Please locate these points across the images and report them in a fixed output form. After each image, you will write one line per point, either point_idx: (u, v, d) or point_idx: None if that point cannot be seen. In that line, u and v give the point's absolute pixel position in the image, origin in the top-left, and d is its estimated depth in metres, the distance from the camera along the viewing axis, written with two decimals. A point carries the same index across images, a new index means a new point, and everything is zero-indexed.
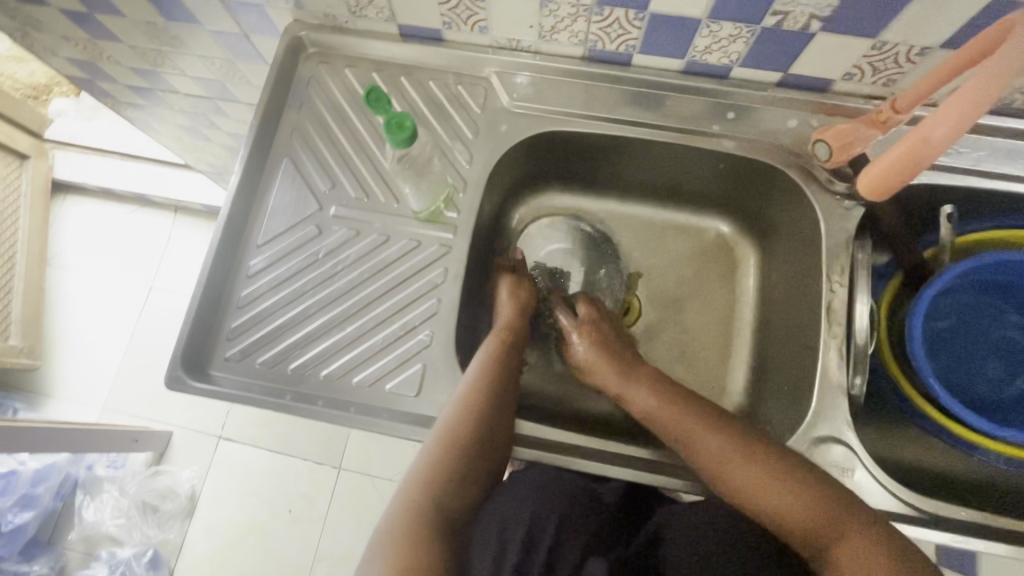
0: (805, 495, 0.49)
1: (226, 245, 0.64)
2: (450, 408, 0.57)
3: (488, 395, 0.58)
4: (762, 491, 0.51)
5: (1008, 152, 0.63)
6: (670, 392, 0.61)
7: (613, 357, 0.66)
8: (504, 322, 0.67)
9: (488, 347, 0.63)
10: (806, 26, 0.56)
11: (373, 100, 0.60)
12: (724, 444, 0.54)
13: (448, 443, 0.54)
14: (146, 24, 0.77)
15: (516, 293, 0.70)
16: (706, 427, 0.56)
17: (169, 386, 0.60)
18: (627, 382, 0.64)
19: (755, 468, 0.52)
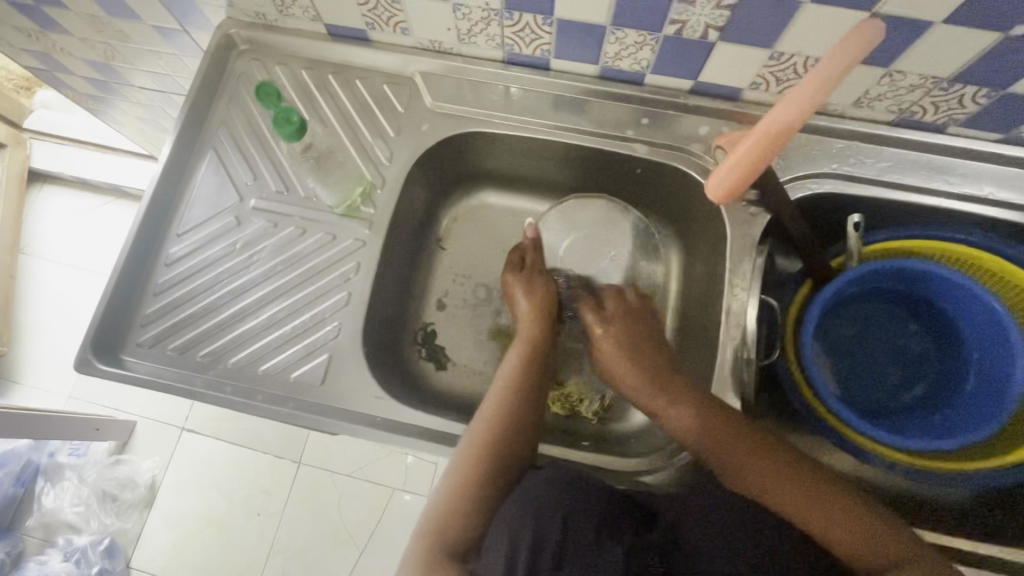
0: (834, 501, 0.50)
1: (146, 235, 0.66)
2: (485, 412, 0.58)
3: (518, 396, 0.60)
4: (797, 509, 0.50)
5: (910, 163, 0.64)
6: (710, 411, 0.56)
7: (647, 375, 0.62)
8: (525, 334, 0.66)
9: (516, 354, 0.64)
10: (704, 35, 0.57)
11: (263, 94, 0.62)
12: (765, 472, 0.52)
13: (484, 450, 0.55)
14: (90, 17, 0.78)
15: (532, 294, 0.69)
16: (736, 455, 0.54)
17: (79, 369, 0.62)
18: (661, 403, 0.59)
19: (794, 491, 0.51)
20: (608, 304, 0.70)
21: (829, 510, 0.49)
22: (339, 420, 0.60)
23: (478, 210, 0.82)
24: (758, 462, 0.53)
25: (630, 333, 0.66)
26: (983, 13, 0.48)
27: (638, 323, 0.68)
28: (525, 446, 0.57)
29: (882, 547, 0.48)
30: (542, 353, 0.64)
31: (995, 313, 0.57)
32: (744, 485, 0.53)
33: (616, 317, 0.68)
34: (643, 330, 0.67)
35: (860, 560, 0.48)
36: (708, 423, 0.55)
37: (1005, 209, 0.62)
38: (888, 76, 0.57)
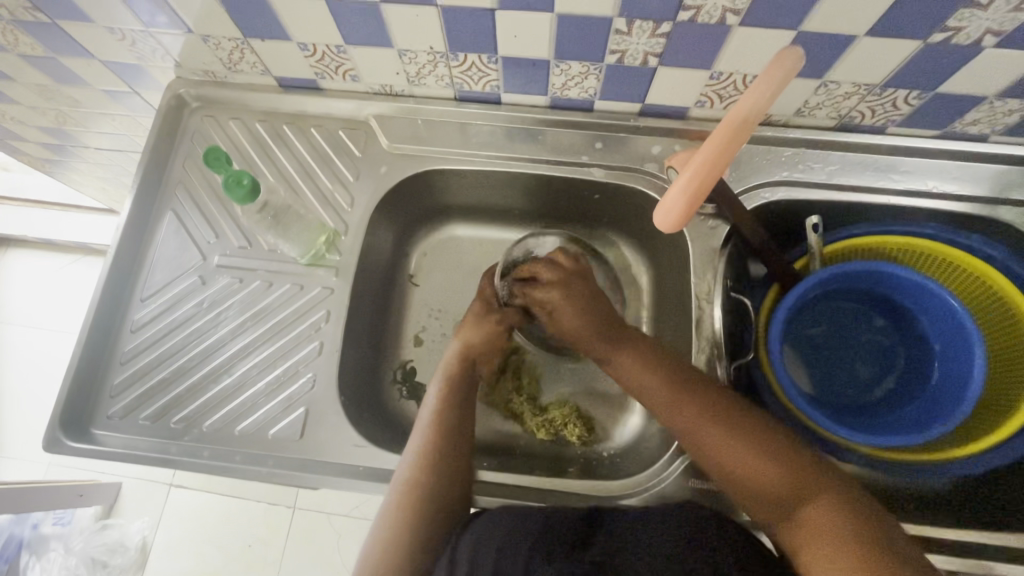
0: (784, 480, 0.47)
1: (107, 304, 0.65)
2: (409, 457, 0.57)
3: (444, 436, 0.58)
4: (744, 474, 0.49)
5: (856, 165, 0.67)
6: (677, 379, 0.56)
7: (596, 320, 0.62)
8: (445, 368, 0.64)
9: (435, 390, 0.62)
10: (644, 61, 0.58)
11: (212, 160, 0.62)
12: (724, 441, 0.51)
13: (412, 496, 0.55)
14: (37, 86, 0.77)
15: (480, 328, 0.67)
16: (700, 424, 0.53)
17: (47, 449, 0.60)
18: (619, 346, 0.61)
19: (736, 453, 0.50)
20: (545, 271, 0.67)
21: (737, 446, 0.50)
22: (322, 473, 0.59)
23: (446, 243, 0.82)
24: (715, 426, 0.52)
25: (571, 297, 0.64)
26: (900, 23, 0.50)
27: (579, 282, 0.66)
28: (458, 487, 0.57)
29: (815, 515, 0.45)
30: (465, 387, 0.63)
31: (956, 311, 0.59)
32: (702, 453, 0.52)
33: (554, 281, 0.66)
34: (589, 294, 0.65)
35: (792, 524, 0.46)
36: (682, 390, 0.55)
37: (948, 201, 0.65)
38: (823, 86, 0.59)
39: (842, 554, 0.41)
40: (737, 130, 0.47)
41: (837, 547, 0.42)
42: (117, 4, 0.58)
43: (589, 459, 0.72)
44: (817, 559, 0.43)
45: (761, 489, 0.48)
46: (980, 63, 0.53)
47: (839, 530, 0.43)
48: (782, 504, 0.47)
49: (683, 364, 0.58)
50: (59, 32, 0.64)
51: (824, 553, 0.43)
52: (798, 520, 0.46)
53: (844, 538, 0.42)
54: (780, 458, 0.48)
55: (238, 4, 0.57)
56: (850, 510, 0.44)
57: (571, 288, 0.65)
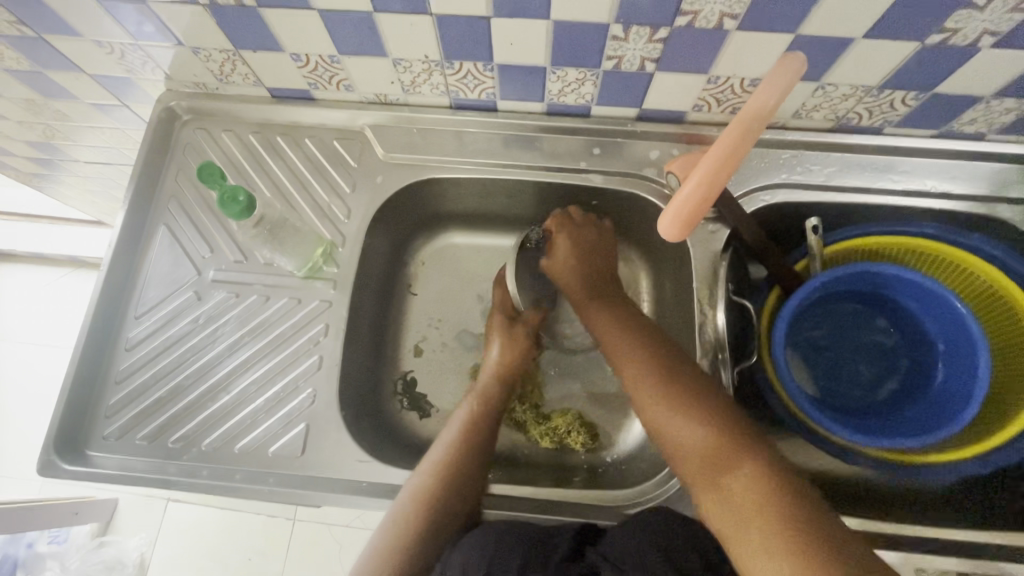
0: (712, 444, 0.50)
1: (101, 322, 0.64)
2: (430, 467, 0.58)
3: (472, 452, 0.60)
4: (675, 437, 0.52)
5: (855, 166, 0.66)
6: (645, 351, 0.58)
7: (586, 277, 0.68)
8: (478, 385, 0.67)
9: (465, 409, 0.64)
10: (641, 66, 0.58)
11: (206, 176, 0.60)
12: (658, 404, 0.54)
13: (426, 506, 0.55)
14: (24, 101, 0.76)
15: (507, 341, 0.70)
16: (642, 386, 0.56)
17: (42, 472, 0.59)
18: (592, 304, 0.66)
19: (676, 424, 0.52)
20: (562, 230, 0.69)
21: (681, 419, 0.52)
22: (324, 491, 0.58)
23: (443, 251, 0.81)
24: (659, 398, 0.54)
25: (574, 245, 0.68)
26: (897, 25, 0.50)
27: (588, 232, 0.70)
28: (471, 501, 0.57)
29: (735, 478, 0.47)
30: (496, 405, 0.65)
31: (960, 314, 0.59)
32: (641, 415, 0.56)
33: (565, 232, 0.69)
34: (592, 248, 0.69)
35: (718, 497, 0.48)
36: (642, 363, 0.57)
37: (947, 199, 0.65)
38: (821, 88, 0.59)
39: (755, 521, 0.44)
40: (748, 126, 0.47)
41: (754, 524, 0.44)
42: (104, 17, 0.58)
43: (594, 467, 0.72)
44: (734, 525, 0.46)
45: (690, 451, 0.51)
46: (977, 63, 0.53)
47: (754, 497, 0.45)
48: (708, 466, 0.49)
49: (662, 336, 0.60)
50: (45, 46, 0.63)
51: (740, 519, 0.45)
52: (722, 486, 0.48)
53: (757, 505, 0.45)
54: (712, 434, 0.50)
55: (228, 15, 0.56)
56: (772, 480, 0.46)
57: (576, 234, 0.69)
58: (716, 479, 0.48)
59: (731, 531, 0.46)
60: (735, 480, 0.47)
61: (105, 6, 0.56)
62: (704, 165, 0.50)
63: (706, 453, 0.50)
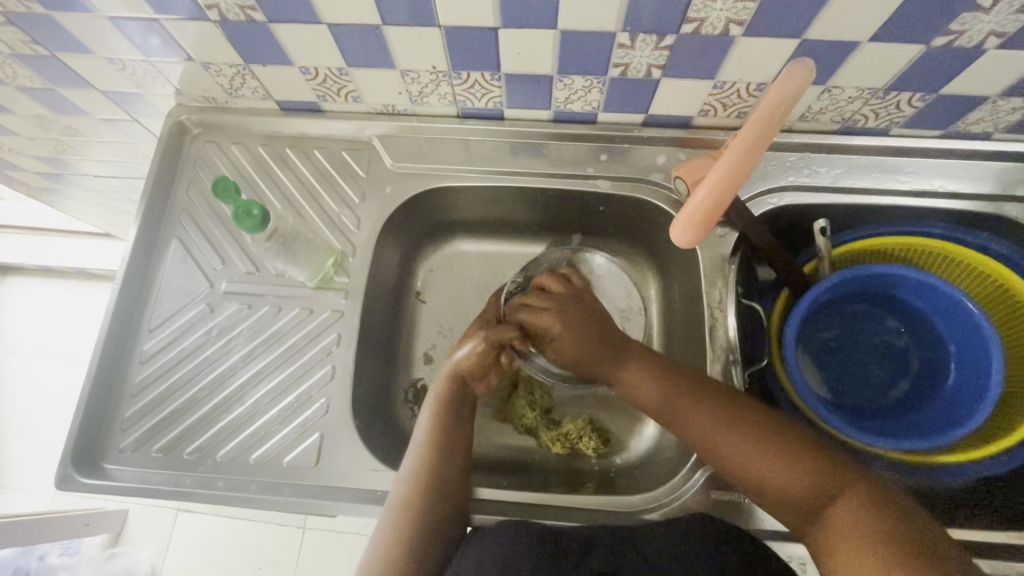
0: (801, 477, 0.48)
1: (115, 336, 0.65)
2: (404, 477, 0.56)
3: (442, 454, 0.58)
4: (762, 478, 0.50)
5: (861, 167, 0.67)
6: (685, 383, 0.56)
7: (583, 345, 0.62)
8: (437, 385, 0.63)
9: (427, 410, 0.61)
10: (648, 73, 0.58)
11: (221, 190, 0.62)
12: (738, 446, 0.51)
13: (407, 516, 0.54)
14: (36, 117, 0.77)
15: (479, 345, 0.64)
16: (720, 432, 0.52)
17: (60, 486, 0.60)
18: (623, 364, 0.60)
19: (746, 453, 0.51)
20: (535, 300, 0.65)
21: (743, 445, 0.51)
22: (340, 500, 0.59)
23: (451, 258, 0.81)
24: (720, 427, 0.53)
25: (568, 325, 0.62)
26: (903, 28, 0.50)
27: (573, 306, 0.64)
28: (455, 506, 0.56)
29: (845, 517, 0.45)
30: (458, 410, 0.62)
31: (973, 313, 0.59)
32: (719, 459, 0.53)
33: (547, 309, 0.64)
34: (588, 318, 0.63)
35: (825, 532, 0.46)
36: (683, 390, 0.56)
37: (954, 199, 0.65)
38: (827, 91, 0.59)
39: (868, 550, 0.43)
40: (759, 133, 0.47)
41: (866, 556, 0.43)
42: (116, 34, 0.58)
43: (606, 472, 0.72)
44: (840, 553, 0.44)
45: (782, 491, 0.49)
46: (982, 64, 0.53)
47: (858, 521, 0.44)
48: (812, 505, 0.47)
49: (673, 363, 0.59)
50: (58, 63, 0.63)
51: (845, 542, 0.44)
52: (827, 519, 0.46)
53: (862, 527, 0.44)
54: (791, 458, 0.49)
55: (239, 31, 0.57)
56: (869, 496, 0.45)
57: (569, 308, 0.64)
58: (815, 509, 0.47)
59: (839, 560, 0.44)
60: (838, 511, 0.46)
61: (118, 23, 0.57)
62: (716, 174, 0.50)
63: (795, 483, 0.48)
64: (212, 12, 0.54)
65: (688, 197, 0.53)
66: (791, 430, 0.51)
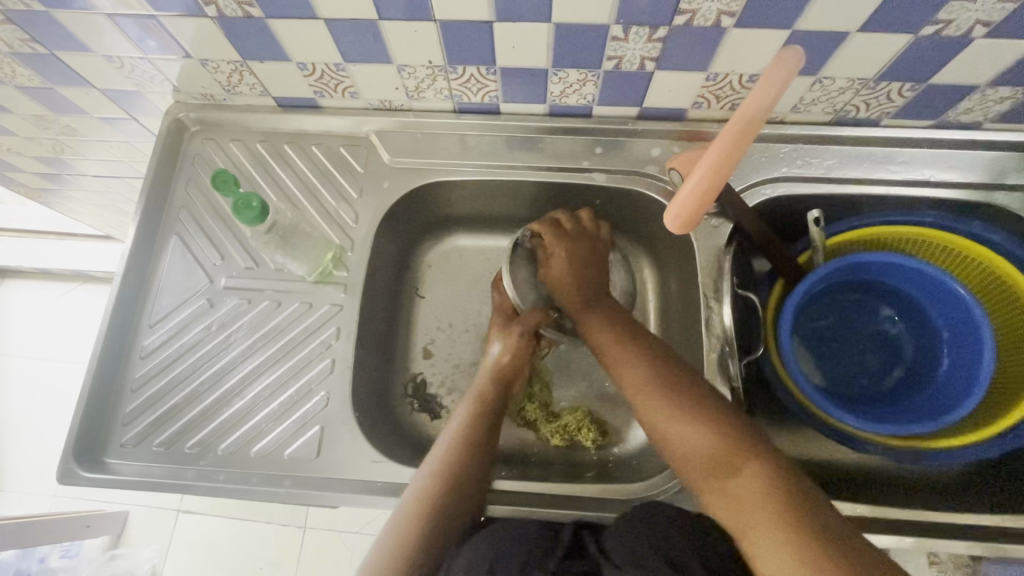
0: (715, 444, 0.50)
1: (116, 331, 0.65)
2: (429, 469, 0.57)
3: (471, 446, 0.59)
4: (679, 439, 0.52)
5: (853, 158, 0.67)
6: (626, 345, 0.60)
7: (583, 289, 0.65)
8: (476, 387, 0.66)
9: (463, 409, 0.63)
10: (641, 66, 0.59)
11: (220, 183, 0.62)
12: (660, 404, 0.54)
13: (433, 505, 0.55)
14: (35, 117, 0.77)
15: (507, 341, 0.68)
16: (648, 393, 0.55)
17: (62, 480, 0.60)
18: (600, 334, 0.62)
19: (671, 414, 0.53)
20: (562, 227, 0.69)
21: (668, 405, 0.54)
22: (340, 491, 0.59)
23: (448, 253, 0.82)
24: (645, 384, 0.56)
25: (572, 257, 0.67)
26: (892, 17, 0.51)
27: (584, 243, 0.68)
28: (474, 494, 0.57)
29: (746, 485, 0.47)
30: (493, 408, 0.64)
31: (963, 300, 0.60)
32: (646, 418, 0.56)
33: (561, 242, 0.68)
34: (591, 260, 0.68)
35: (728, 497, 0.49)
36: (625, 352, 0.59)
37: (945, 187, 0.66)
38: (818, 82, 0.60)
39: (765, 517, 0.45)
40: (751, 121, 0.48)
41: (760, 519, 0.45)
42: (114, 31, 0.59)
43: (605, 463, 0.72)
44: (752, 538, 0.45)
45: (695, 454, 0.51)
46: (971, 53, 0.54)
47: (757, 490, 0.47)
48: (717, 471, 0.50)
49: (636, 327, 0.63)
50: (57, 62, 0.64)
51: (757, 530, 0.45)
52: (728, 486, 0.49)
53: (772, 517, 0.45)
54: (711, 425, 0.51)
55: (236, 27, 0.57)
56: (774, 486, 0.46)
57: (578, 243, 0.68)
58: (730, 493, 0.48)
59: (743, 526, 0.47)
60: (740, 479, 0.48)
61: (116, 21, 0.57)
62: (707, 159, 0.51)
63: (710, 450, 0.50)
64: (209, 8, 0.55)
65: (683, 186, 0.54)
66: (712, 398, 0.54)
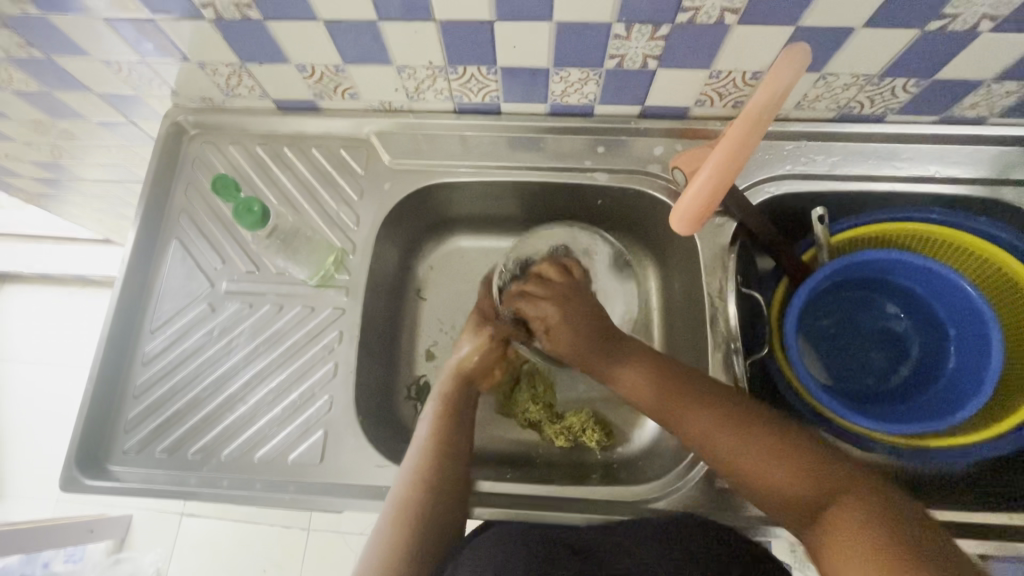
0: (799, 472, 0.47)
1: (117, 336, 0.65)
2: (404, 476, 0.56)
3: (443, 447, 0.58)
4: (753, 472, 0.49)
5: (858, 154, 0.67)
6: (665, 378, 0.56)
7: (584, 335, 0.62)
8: (439, 390, 0.65)
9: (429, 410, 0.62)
10: (644, 64, 0.58)
11: (221, 187, 0.61)
12: (724, 437, 0.50)
13: (409, 522, 0.53)
14: (32, 122, 0.77)
15: (478, 343, 0.67)
16: (713, 430, 0.51)
17: (65, 489, 0.60)
18: (616, 364, 0.59)
19: (741, 446, 0.49)
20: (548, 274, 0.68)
21: (729, 438, 0.50)
22: (344, 496, 0.59)
23: (450, 255, 0.81)
24: (704, 416, 0.52)
25: (566, 313, 0.63)
26: (897, 12, 0.50)
27: (575, 298, 0.65)
28: (455, 504, 0.55)
29: (840, 512, 0.44)
30: (459, 407, 0.63)
31: (972, 297, 0.59)
32: (712, 458, 0.51)
33: (545, 297, 0.66)
34: (587, 311, 0.64)
35: (825, 529, 0.45)
36: (657, 384, 0.56)
37: (951, 184, 0.65)
38: (823, 78, 0.59)
39: (869, 545, 0.41)
40: (757, 119, 0.48)
41: (861, 549, 0.42)
42: (111, 35, 0.58)
43: (609, 464, 0.72)
44: (837, 552, 0.43)
45: (780, 485, 0.47)
46: (977, 47, 0.54)
47: (854, 516, 0.43)
48: (810, 501, 0.46)
49: (661, 357, 0.59)
50: (54, 67, 0.64)
51: (840, 541, 0.43)
52: (824, 514, 0.45)
53: (874, 539, 0.41)
54: (785, 449, 0.48)
55: (235, 29, 0.57)
56: (874, 502, 0.44)
57: (567, 300, 0.65)
58: (813, 508, 0.46)
59: (839, 560, 0.43)
60: (835, 506, 0.44)
61: (113, 24, 0.57)
62: (715, 157, 0.50)
63: (795, 478, 0.47)
64: (207, 10, 0.54)
65: (687, 187, 0.54)
66: (778, 420, 0.50)
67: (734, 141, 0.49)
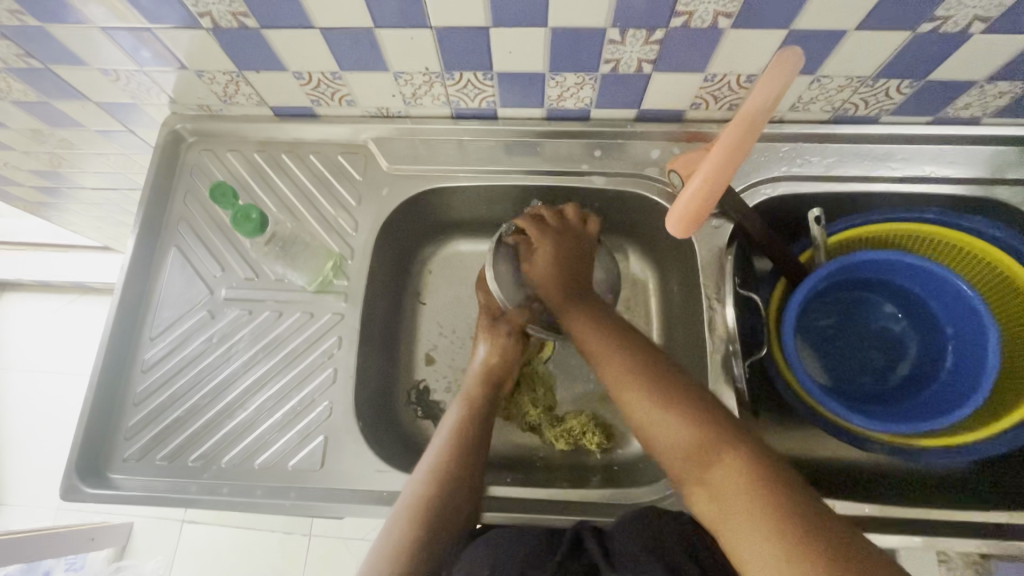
0: (697, 436, 0.48)
1: (117, 344, 0.65)
2: (424, 470, 0.57)
3: (466, 446, 0.60)
4: (663, 435, 0.50)
5: (853, 155, 0.67)
6: (599, 335, 0.58)
7: (563, 280, 0.63)
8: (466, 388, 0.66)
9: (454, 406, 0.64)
10: (639, 68, 0.59)
11: (220, 195, 0.62)
12: (644, 400, 0.52)
13: (423, 512, 0.54)
14: (31, 131, 0.77)
15: (494, 342, 0.68)
16: (631, 386, 0.54)
17: (65, 497, 0.59)
18: (569, 314, 0.62)
19: (654, 409, 0.51)
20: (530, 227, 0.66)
21: (648, 401, 0.52)
22: (343, 501, 0.59)
23: (449, 259, 0.81)
24: (630, 374, 0.54)
25: (553, 256, 0.64)
26: (890, 14, 0.51)
27: (566, 240, 0.66)
28: (467, 500, 0.57)
29: (727, 475, 0.45)
30: (483, 409, 0.64)
31: (968, 297, 0.59)
32: (631, 418, 0.54)
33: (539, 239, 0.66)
34: (576, 254, 0.65)
35: (712, 492, 0.46)
36: (597, 339, 0.58)
37: (946, 184, 0.66)
38: (817, 81, 0.60)
39: (750, 512, 0.42)
40: (752, 122, 0.48)
41: (747, 515, 0.42)
42: (108, 44, 0.59)
43: (610, 466, 0.72)
44: (726, 515, 0.44)
45: (680, 447, 0.49)
46: (969, 49, 0.54)
47: (736, 483, 0.44)
48: (697, 462, 0.48)
49: (601, 312, 0.61)
50: (53, 77, 0.64)
51: (737, 520, 0.43)
52: (710, 479, 0.46)
53: (760, 508, 0.42)
54: (693, 416, 0.49)
55: (231, 37, 0.57)
56: (758, 471, 0.44)
57: (558, 236, 0.66)
58: (700, 472, 0.47)
59: (728, 524, 0.44)
60: (719, 469, 0.46)
61: (109, 33, 0.57)
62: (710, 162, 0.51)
63: (692, 441, 0.48)
64: (204, 19, 0.55)
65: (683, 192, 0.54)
66: (698, 389, 0.52)
67: (729, 144, 0.49)
